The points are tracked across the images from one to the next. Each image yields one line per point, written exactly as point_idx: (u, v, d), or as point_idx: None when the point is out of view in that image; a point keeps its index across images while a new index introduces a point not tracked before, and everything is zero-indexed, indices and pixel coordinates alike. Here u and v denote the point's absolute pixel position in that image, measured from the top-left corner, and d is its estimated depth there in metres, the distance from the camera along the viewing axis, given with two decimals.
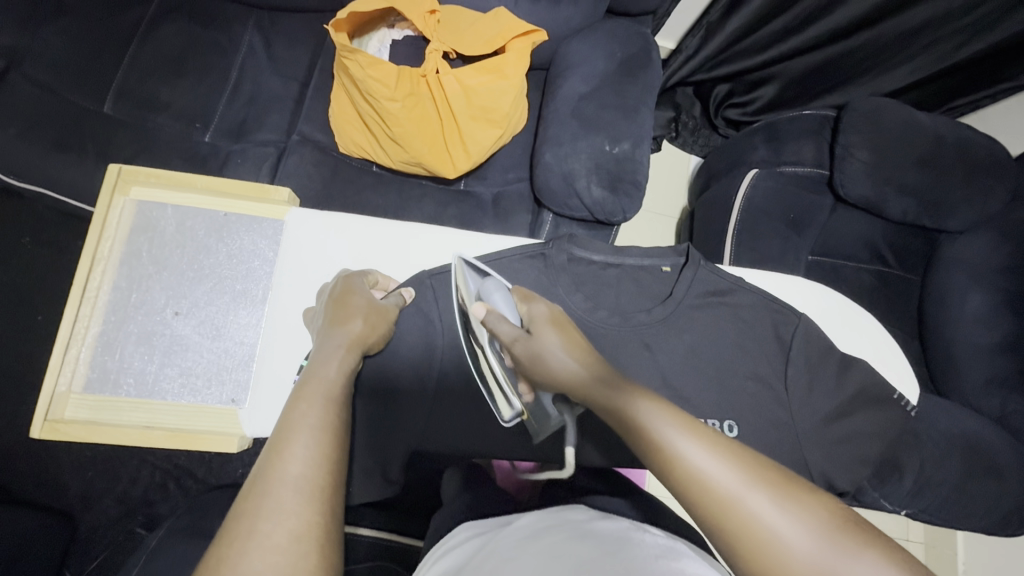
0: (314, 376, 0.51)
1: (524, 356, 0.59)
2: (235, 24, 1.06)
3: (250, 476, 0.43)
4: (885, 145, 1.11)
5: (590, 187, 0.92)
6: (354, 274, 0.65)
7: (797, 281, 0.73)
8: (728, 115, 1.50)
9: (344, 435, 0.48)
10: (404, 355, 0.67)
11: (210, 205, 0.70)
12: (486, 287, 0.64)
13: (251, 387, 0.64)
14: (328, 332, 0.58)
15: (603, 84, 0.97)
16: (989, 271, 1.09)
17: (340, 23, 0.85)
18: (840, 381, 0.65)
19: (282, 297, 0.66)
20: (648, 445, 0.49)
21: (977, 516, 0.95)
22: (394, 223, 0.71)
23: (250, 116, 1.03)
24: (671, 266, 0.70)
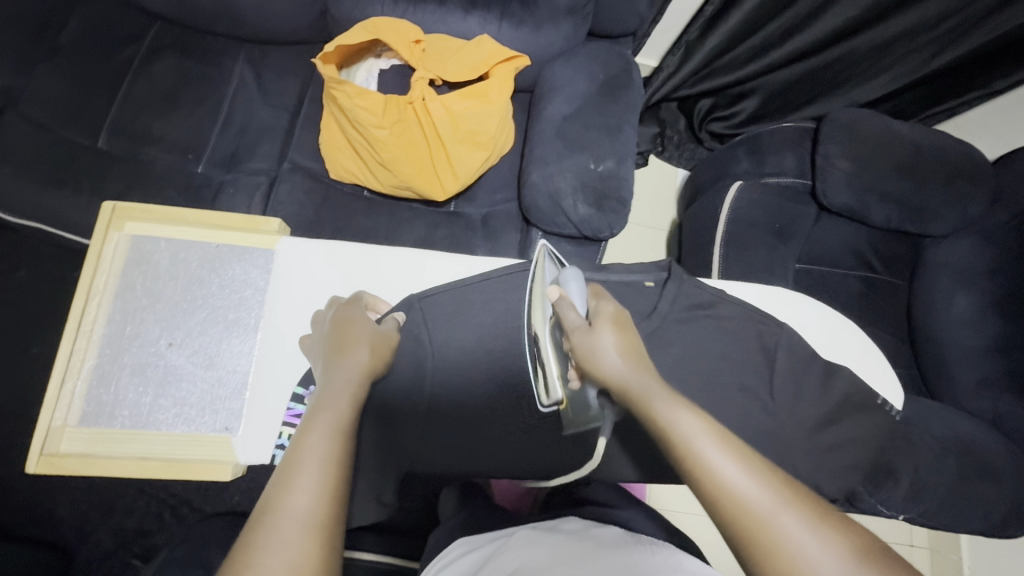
0: (323, 404, 0.52)
1: (579, 345, 0.59)
2: (226, 58, 1.09)
3: (257, 504, 0.44)
4: (866, 154, 1.13)
5: (577, 206, 0.94)
6: (349, 302, 0.66)
7: (780, 290, 0.74)
8: (712, 128, 1.54)
9: (351, 464, 0.49)
10: (396, 379, 0.68)
11: (202, 238, 0.71)
12: (565, 276, 0.66)
13: (245, 414, 0.65)
14: (330, 362, 0.58)
15: (586, 105, 1.00)
16: (975, 274, 1.11)
17: (327, 55, 0.89)
18: (825, 389, 0.66)
19: (274, 325, 0.68)
20: (682, 453, 0.51)
21: (974, 518, 0.95)
22: (383, 248, 0.73)
23: (240, 146, 1.05)
24: (654, 281, 0.70)
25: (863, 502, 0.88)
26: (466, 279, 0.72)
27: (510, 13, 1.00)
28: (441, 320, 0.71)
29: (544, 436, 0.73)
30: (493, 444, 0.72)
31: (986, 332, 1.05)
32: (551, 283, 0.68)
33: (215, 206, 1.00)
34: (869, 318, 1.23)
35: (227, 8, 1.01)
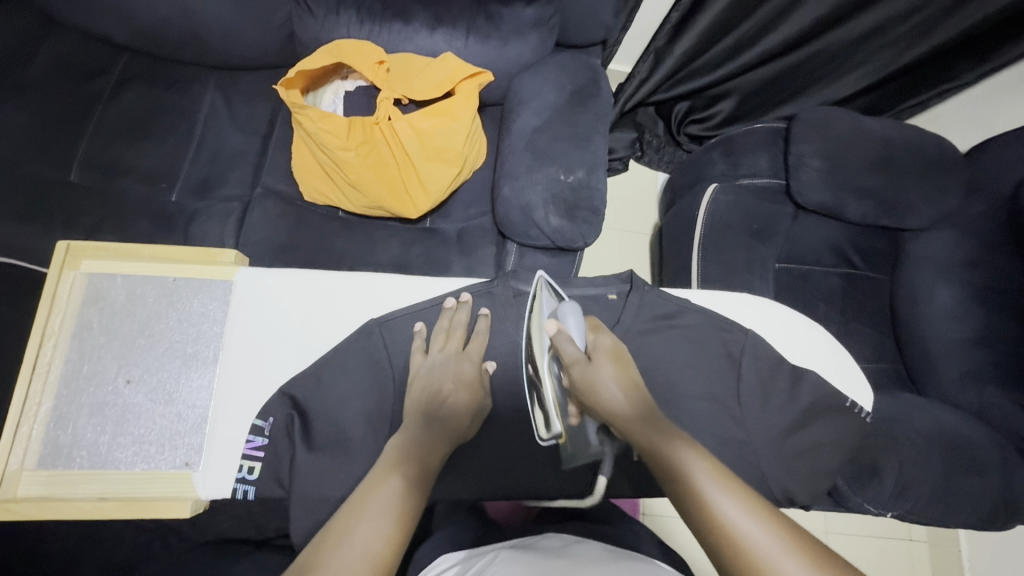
0: (403, 456, 0.60)
1: (580, 380, 0.63)
2: (196, 86, 1.10)
3: (330, 523, 0.54)
4: (839, 151, 1.13)
5: (548, 217, 0.94)
6: (456, 332, 0.70)
7: (744, 297, 0.74)
8: (690, 131, 1.54)
9: (417, 503, 0.57)
10: (357, 408, 0.67)
11: (158, 271, 0.70)
12: (562, 309, 0.66)
13: (206, 449, 0.65)
14: (416, 420, 0.63)
15: (554, 116, 1.00)
16: (953, 267, 1.11)
17: (290, 81, 0.89)
18: (792, 393, 0.67)
19: (235, 357, 0.68)
20: (683, 492, 0.55)
21: (966, 514, 0.94)
22: (343, 273, 0.73)
23: (212, 172, 1.05)
24: (616, 293, 0.72)
25: (849, 501, 0.88)
26: (424, 301, 0.72)
27: (476, 29, 1.00)
28: (402, 345, 0.70)
29: (517, 451, 0.74)
30: (466, 459, 0.73)
31: (972, 324, 1.06)
32: (549, 316, 0.68)
33: (189, 234, 1.00)
34: (852, 315, 1.22)
35: (194, 37, 1.02)
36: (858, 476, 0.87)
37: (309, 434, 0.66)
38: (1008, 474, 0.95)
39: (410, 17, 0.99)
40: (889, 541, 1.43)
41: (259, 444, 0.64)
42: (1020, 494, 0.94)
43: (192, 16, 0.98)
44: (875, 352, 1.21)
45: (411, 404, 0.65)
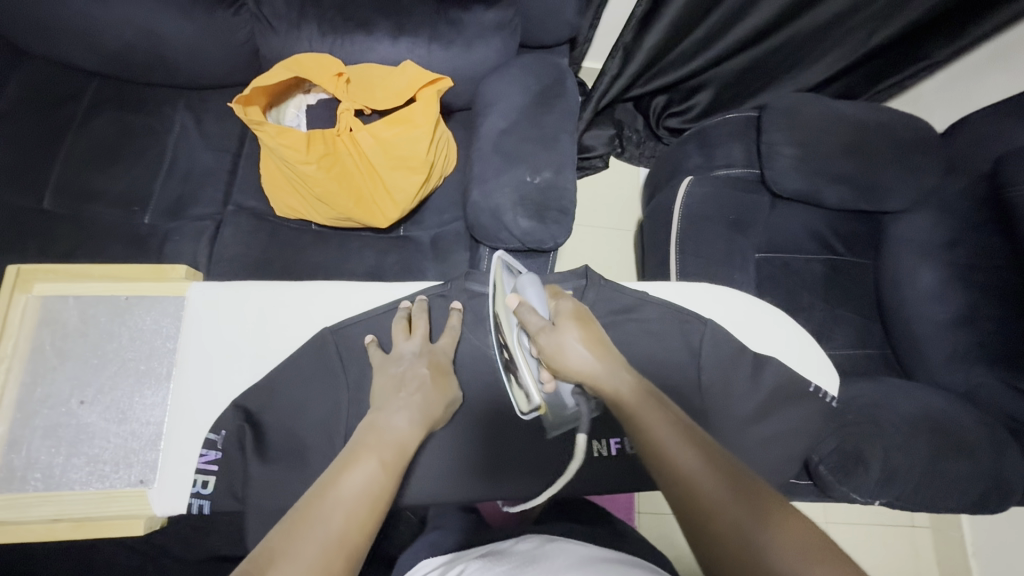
0: (383, 439, 0.57)
1: (546, 344, 0.62)
2: (166, 107, 1.11)
3: (297, 504, 0.50)
4: (810, 137, 1.12)
5: (517, 219, 0.93)
6: (421, 321, 0.70)
7: (703, 287, 0.74)
8: (669, 124, 1.54)
9: (390, 492, 0.54)
10: (314, 419, 0.66)
11: (109, 291, 0.71)
12: (522, 283, 0.69)
13: (161, 466, 0.65)
14: (385, 394, 0.63)
15: (520, 118, 1.00)
16: (934, 248, 1.09)
17: (248, 97, 0.89)
18: (754, 379, 0.68)
19: (188, 372, 0.67)
20: (646, 445, 0.54)
21: (958, 498, 0.92)
22: (298, 283, 0.73)
23: (185, 192, 1.06)
24: (571, 289, 0.71)
25: (836, 492, 0.89)
26: (376, 305, 0.72)
27: (438, 35, 1.00)
28: (357, 353, 0.69)
29: (486, 451, 0.75)
30: (433, 462, 0.73)
31: (954, 304, 1.04)
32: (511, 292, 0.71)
33: (163, 255, 1.01)
34: (837, 300, 1.21)
35: (161, 59, 1.04)
36: (844, 463, 0.88)
37: (262, 445, 0.65)
38: (999, 456, 0.92)
39: (372, 28, 1.00)
40: (895, 530, 1.39)
41: (212, 458, 0.64)
42: (1012, 475, 0.92)
43: (156, 39, 1.00)
44: (862, 338, 1.19)
45: (384, 390, 0.63)
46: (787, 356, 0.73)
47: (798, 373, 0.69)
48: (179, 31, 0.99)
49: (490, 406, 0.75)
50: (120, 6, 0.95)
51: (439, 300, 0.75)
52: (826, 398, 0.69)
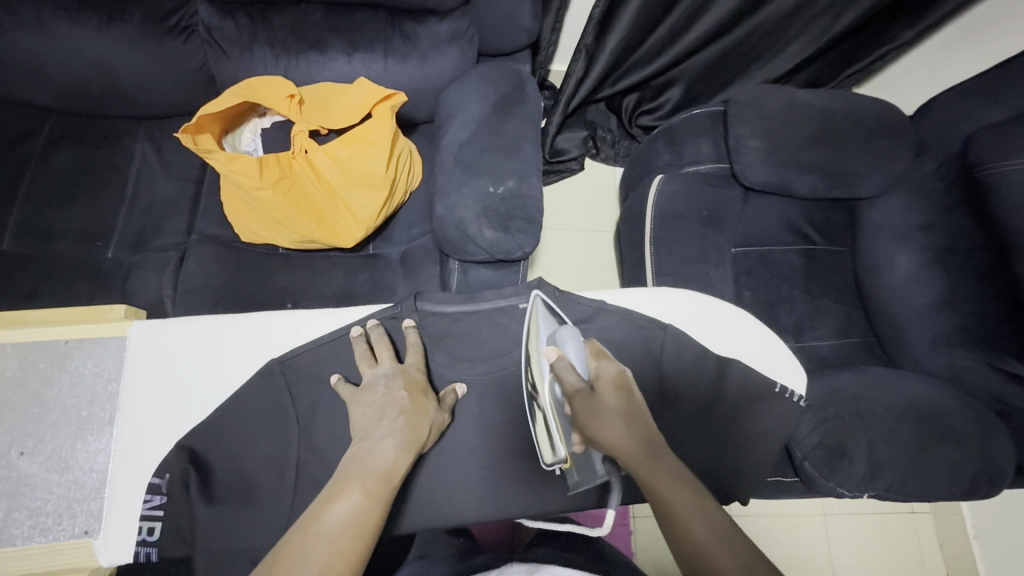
0: (366, 468, 0.56)
1: (580, 408, 0.63)
2: (126, 138, 1.10)
3: (289, 533, 0.52)
4: (777, 127, 1.11)
5: (481, 230, 0.92)
6: (384, 340, 0.69)
7: (664, 292, 0.76)
8: (642, 122, 1.53)
9: (376, 520, 0.53)
10: (262, 454, 0.66)
11: (49, 335, 0.68)
12: (560, 335, 0.67)
13: (106, 514, 0.63)
14: (368, 424, 0.61)
15: (480, 128, 0.99)
16: (909, 231, 1.07)
17: (190, 125, 0.87)
18: (717, 382, 0.70)
19: (131, 416, 0.66)
20: (671, 528, 0.56)
21: (948, 485, 0.89)
22: (245, 315, 0.71)
23: (147, 224, 1.05)
24: (528, 302, 0.73)
25: (822, 487, 0.88)
26: (323, 333, 0.70)
27: (393, 49, 0.99)
28: (307, 383, 0.68)
29: (458, 477, 0.70)
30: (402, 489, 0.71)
31: (931, 288, 1.03)
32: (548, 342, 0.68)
33: (126, 289, 1.00)
34: (817, 290, 1.18)
35: (115, 91, 1.02)
36: (829, 459, 0.87)
37: (207, 486, 0.64)
38: (985, 441, 0.91)
39: (326, 46, 0.98)
40: (895, 518, 1.36)
41: (157, 503, 0.62)
42: (1000, 460, 0.90)
43: (108, 71, 0.99)
44: (845, 327, 1.16)
45: (363, 421, 0.62)
46: (752, 355, 0.74)
47: (762, 375, 0.70)
48: (131, 63, 0.98)
49: (456, 430, 0.71)
50: (67, 41, 0.94)
51: (392, 323, 0.72)
52: (793, 398, 0.70)
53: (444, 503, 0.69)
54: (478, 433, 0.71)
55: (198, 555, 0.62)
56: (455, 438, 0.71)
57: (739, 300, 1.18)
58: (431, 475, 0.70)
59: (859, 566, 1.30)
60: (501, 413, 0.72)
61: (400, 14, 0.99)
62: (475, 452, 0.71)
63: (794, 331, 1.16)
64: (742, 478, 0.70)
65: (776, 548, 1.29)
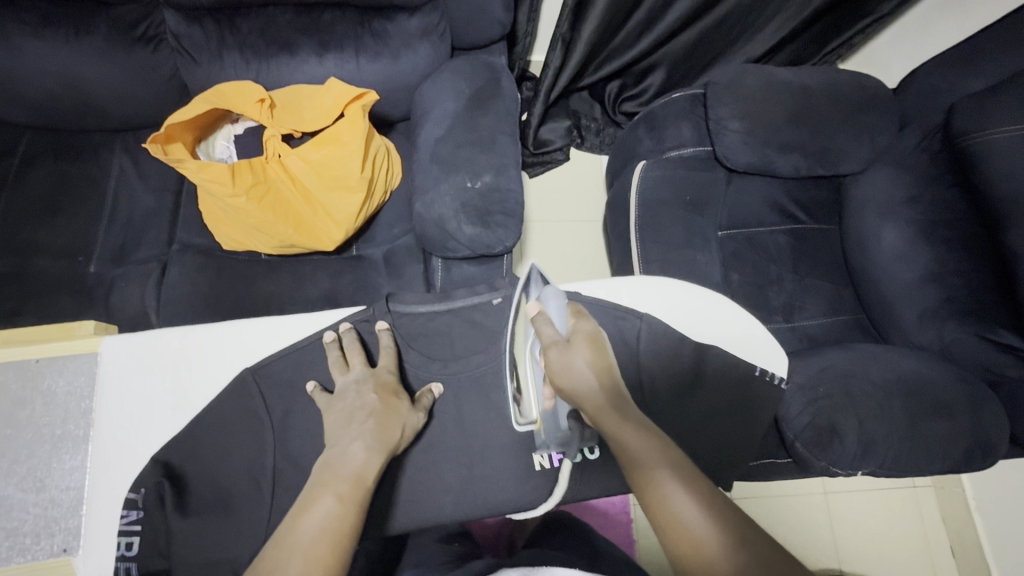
0: (338, 473, 0.56)
1: (554, 359, 0.60)
2: (103, 151, 1.09)
3: (270, 540, 0.52)
4: (757, 107, 1.09)
5: (461, 227, 0.91)
6: (355, 342, 0.69)
7: (639, 280, 0.76)
8: (626, 108, 1.52)
9: (353, 524, 0.53)
10: (237, 462, 0.66)
11: (21, 355, 0.68)
12: (545, 293, 0.67)
13: (84, 532, 0.63)
14: (343, 428, 0.61)
15: (455, 123, 0.98)
16: (894, 205, 1.06)
17: (157, 136, 0.86)
18: (695, 368, 0.71)
19: (106, 433, 0.65)
20: (652, 499, 0.54)
21: (940, 458, 0.89)
22: (215, 325, 0.70)
23: (128, 237, 1.05)
24: (502, 298, 0.75)
25: (815, 467, 0.88)
26: (295, 339, 0.70)
27: (364, 48, 0.98)
28: (279, 390, 0.68)
29: (443, 476, 0.70)
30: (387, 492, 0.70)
31: (918, 261, 1.01)
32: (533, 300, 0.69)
33: (110, 303, 1.00)
34: (806, 270, 1.17)
35: (85, 104, 1.02)
36: (819, 438, 0.87)
37: (182, 499, 0.64)
38: (977, 412, 0.90)
39: (296, 48, 0.97)
40: (897, 494, 1.36)
41: (135, 517, 0.62)
42: (992, 432, 0.89)
43: (78, 85, 0.98)
44: (834, 305, 1.16)
45: (334, 427, 0.62)
46: (730, 340, 0.74)
47: (739, 359, 0.72)
48: (100, 76, 0.97)
49: (440, 429, 0.71)
50: (33, 56, 0.93)
51: (365, 327, 0.72)
52: (771, 380, 0.71)
53: (429, 503, 0.69)
54: (462, 431, 0.71)
55: (181, 567, 0.62)
56: (439, 437, 0.71)
57: (727, 283, 1.16)
58: (416, 476, 0.69)
59: (861, 543, 1.30)
60: (484, 410, 0.72)
61: (368, 11, 0.97)
62: (460, 451, 0.71)
63: (784, 311, 1.15)
64: (723, 462, 0.71)
65: (776, 529, 1.29)
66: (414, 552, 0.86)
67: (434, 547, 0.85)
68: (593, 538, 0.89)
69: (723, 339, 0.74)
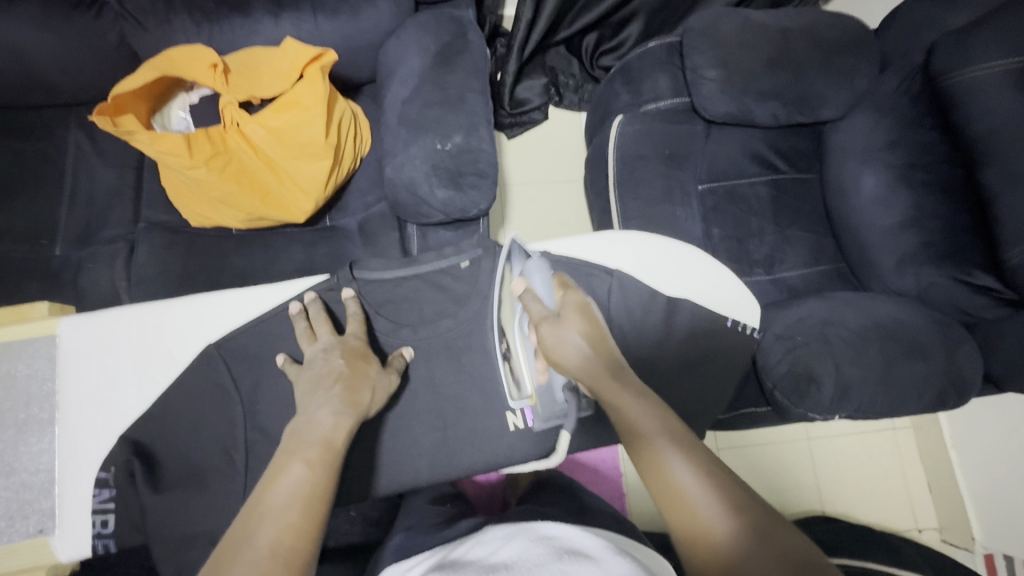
0: (306, 439, 0.56)
1: (546, 335, 0.60)
2: (57, 128, 1.04)
3: (245, 507, 0.52)
4: (735, 53, 1.06)
5: (433, 191, 0.89)
6: (321, 309, 0.68)
7: (608, 236, 0.76)
8: (605, 62, 1.46)
9: (325, 488, 0.54)
10: (208, 437, 0.66)
11: None
12: (529, 267, 0.67)
13: (57, 512, 0.63)
14: (314, 396, 0.60)
15: (422, 82, 0.93)
16: (874, 150, 1.04)
17: (103, 108, 0.82)
18: (669, 322, 0.72)
19: (71, 415, 0.65)
20: (654, 471, 0.55)
21: (915, 398, 0.90)
22: (175, 301, 0.69)
23: (91, 217, 1.01)
24: (469, 261, 0.75)
25: (795, 413, 0.91)
26: (260, 311, 0.70)
27: (322, 6, 0.93)
28: (247, 364, 0.68)
29: (425, 442, 0.70)
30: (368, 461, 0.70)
31: (898, 206, 1.00)
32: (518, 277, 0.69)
33: (79, 286, 0.97)
34: (788, 221, 1.16)
35: (29, 78, 0.96)
36: (797, 385, 0.88)
37: (155, 475, 0.64)
38: (951, 352, 0.91)
39: (250, 8, 0.92)
40: (878, 436, 1.39)
41: (107, 496, 0.63)
42: (967, 370, 0.90)
43: (19, 57, 0.92)
44: (815, 255, 1.15)
45: (302, 396, 0.61)
46: (701, 292, 0.75)
47: (711, 310, 0.73)
48: (43, 47, 0.92)
49: (419, 395, 0.71)
50: None
51: (330, 296, 0.71)
52: (743, 330, 0.73)
53: (410, 468, 0.70)
54: (442, 396, 0.71)
55: (159, 542, 0.63)
56: (420, 402, 0.71)
57: (707, 238, 1.15)
58: (398, 442, 0.70)
59: (843, 484, 1.35)
60: (463, 374, 0.72)
61: None
62: (441, 416, 0.71)
63: (765, 264, 1.14)
64: (697, 412, 0.73)
65: (758, 475, 1.33)
66: (403, 515, 0.88)
67: (423, 510, 0.87)
68: (579, 493, 0.91)
69: (694, 291, 0.75)
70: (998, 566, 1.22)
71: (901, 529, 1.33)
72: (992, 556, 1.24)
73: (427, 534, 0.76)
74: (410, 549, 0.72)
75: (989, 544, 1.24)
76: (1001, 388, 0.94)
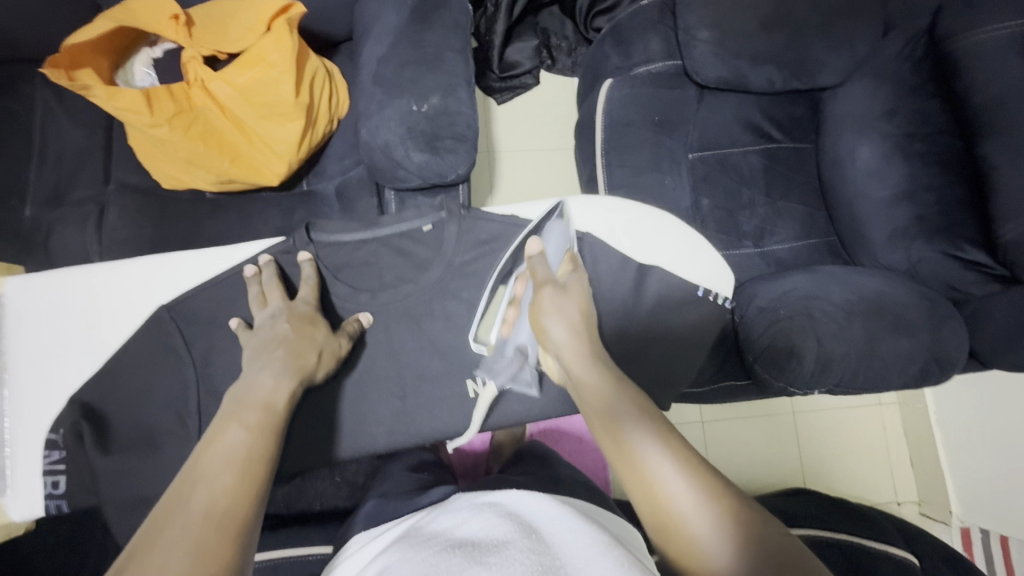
0: (245, 403, 0.57)
1: (545, 298, 0.63)
2: (22, 83, 1.00)
3: (183, 468, 0.52)
4: (731, 11, 1.01)
5: (409, 155, 0.85)
6: (271, 273, 0.68)
7: (580, 201, 0.74)
8: (599, 24, 1.39)
9: (266, 452, 0.54)
10: (162, 400, 0.66)
11: None
12: (546, 230, 0.68)
13: (9, 474, 0.64)
14: (266, 358, 0.62)
15: (398, 39, 0.89)
16: (872, 119, 1.00)
17: (57, 60, 0.79)
18: (636, 291, 0.72)
19: (20, 375, 0.66)
20: (641, 483, 0.52)
21: (894, 373, 0.88)
22: (123, 262, 0.69)
23: (61, 178, 0.98)
24: (432, 225, 0.72)
25: (773, 386, 0.90)
26: (212, 274, 0.69)
27: None
28: (201, 329, 0.68)
29: (394, 410, 0.70)
30: (337, 430, 0.69)
31: (891, 178, 0.97)
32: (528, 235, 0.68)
33: (50, 249, 0.95)
34: (779, 193, 1.13)
35: None
36: (775, 357, 0.87)
37: (104, 437, 0.65)
38: (937, 328, 0.89)
39: None
40: (861, 411, 1.39)
41: (58, 458, 0.64)
42: (951, 347, 0.89)
43: None
44: (807, 228, 1.12)
45: (250, 358, 0.62)
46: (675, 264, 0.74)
47: (682, 280, 0.72)
48: None
49: (386, 362, 0.70)
50: None
51: (287, 259, 0.70)
52: (713, 299, 0.72)
53: (379, 435, 0.70)
54: (410, 365, 0.71)
55: (114, 501, 0.64)
56: (389, 370, 0.70)
57: (697, 209, 1.12)
58: (369, 409, 0.70)
59: (823, 457, 1.35)
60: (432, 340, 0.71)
61: None
62: (410, 384, 0.71)
63: (754, 236, 1.11)
64: (658, 385, 0.72)
65: (740, 448, 1.33)
66: (379, 483, 0.88)
67: (398, 479, 0.87)
68: (556, 464, 0.91)
69: (667, 259, 0.74)
70: (975, 540, 1.25)
71: (880, 501, 1.35)
72: (969, 530, 1.26)
73: (397, 501, 0.76)
74: (380, 516, 0.72)
75: (967, 517, 1.25)
76: (984, 365, 0.93)
